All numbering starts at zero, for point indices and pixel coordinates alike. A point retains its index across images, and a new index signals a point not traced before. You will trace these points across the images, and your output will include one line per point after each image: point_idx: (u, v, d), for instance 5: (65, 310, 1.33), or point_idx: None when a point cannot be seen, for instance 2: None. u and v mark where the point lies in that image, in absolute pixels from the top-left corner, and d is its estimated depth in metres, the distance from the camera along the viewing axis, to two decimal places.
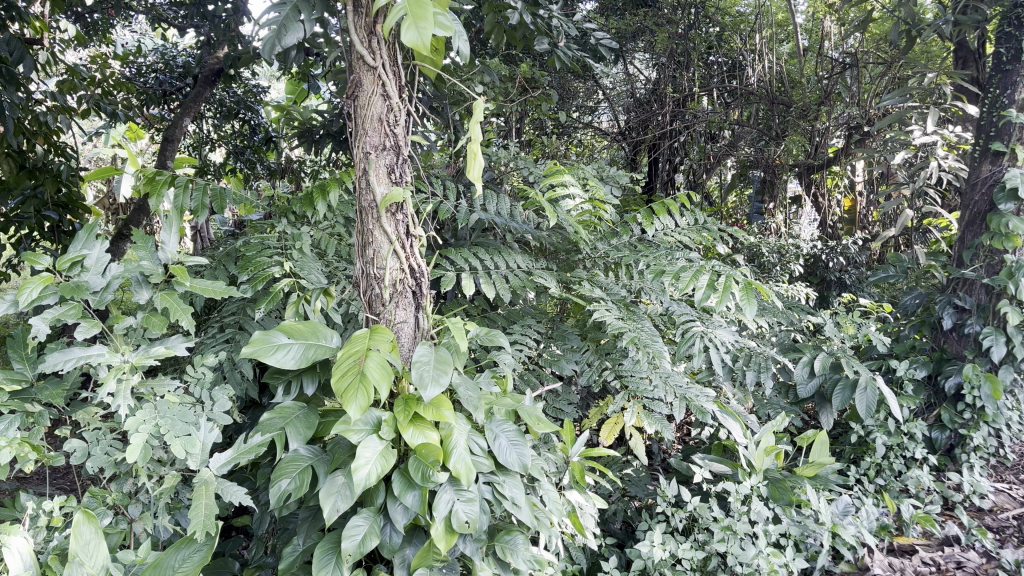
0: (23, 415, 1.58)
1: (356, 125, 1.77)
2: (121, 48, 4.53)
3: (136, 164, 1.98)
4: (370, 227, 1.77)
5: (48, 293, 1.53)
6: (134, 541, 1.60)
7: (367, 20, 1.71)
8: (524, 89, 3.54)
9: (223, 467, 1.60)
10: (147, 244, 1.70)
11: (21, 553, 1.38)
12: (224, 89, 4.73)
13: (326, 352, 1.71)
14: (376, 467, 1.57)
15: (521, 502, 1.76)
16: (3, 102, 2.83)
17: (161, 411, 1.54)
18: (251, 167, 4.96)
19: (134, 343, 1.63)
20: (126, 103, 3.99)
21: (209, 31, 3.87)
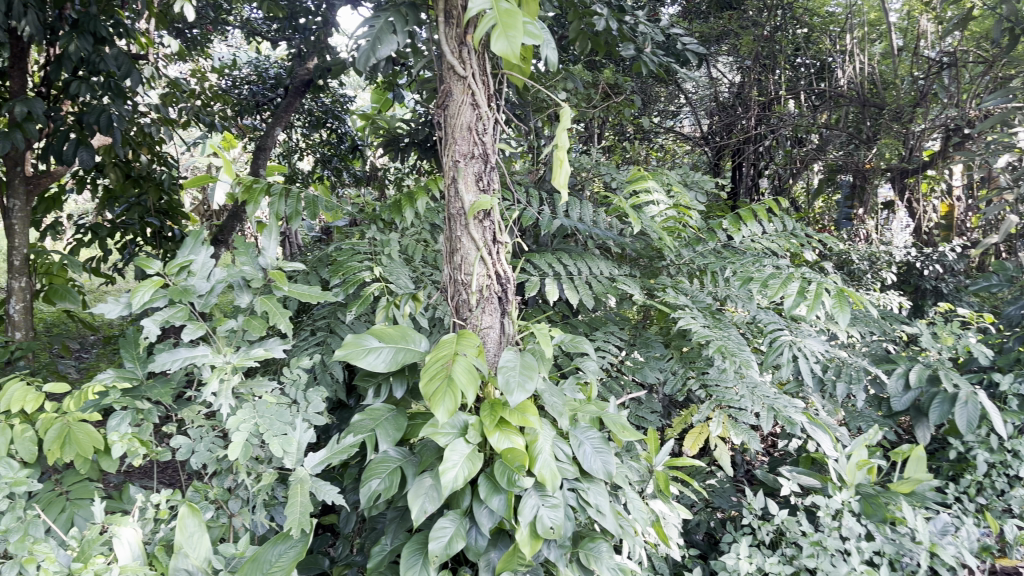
0: (134, 412, 1.67)
1: (446, 133, 1.80)
2: (218, 62, 4.74)
3: (231, 172, 2.07)
4: (458, 233, 1.80)
5: (159, 297, 1.61)
6: (233, 535, 1.67)
7: (458, 30, 1.75)
8: (606, 95, 3.52)
9: (317, 466, 1.65)
10: (248, 250, 1.77)
11: (130, 544, 1.46)
12: (313, 99, 4.95)
13: (414, 356, 1.75)
14: (463, 471, 1.59)
15: (606, 510, 1.75)
16: (112, 113, 2.98)
17: (260, 411, 1.60)
18: (337, 175, 5.09)
19: (235, 345, 1.70)
20: (221, 113, 4.16)
21: (300, 44, 4.03)
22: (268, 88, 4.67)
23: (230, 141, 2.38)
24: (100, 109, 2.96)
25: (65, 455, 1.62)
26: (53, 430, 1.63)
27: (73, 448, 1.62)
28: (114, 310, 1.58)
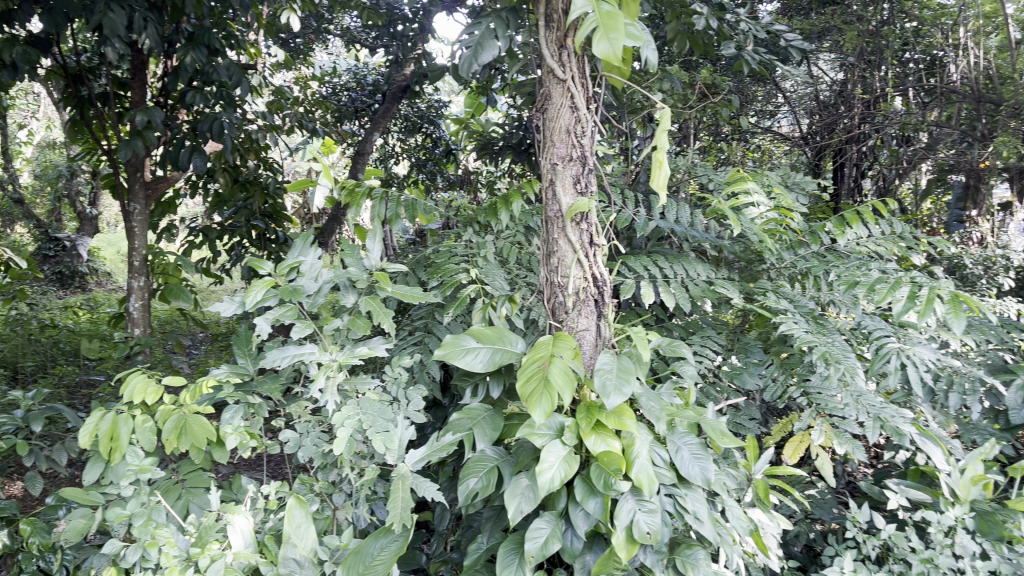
0: (246, 406, 1.75)
1: (544, 136, 1.82)
2: (319, 70, 4.90)
3: (329, 176, 2.13)
4: (556, 236, 1.81)
5: (271, 296, 1.68)
6: (337, 528, 1.72)
7: (558, 34, 1.77)
8: (703, 95, 3.46)
9: (417, 463, 1.68)
10: (354, 252, 1.82)
11: (242, 532, 1.53)
12: (409, 104, 5.12)
13: (511, 357, 1.76)
14: (560, 472, 1.59)
15: (704, 518, 1.72)
16: (223, 121, 3.13)
17: (363, 408, 1.66)
18: (432, 179, 5.17)
19: (340, 343, 1.76)
20: (323, 119, 4.30)
21: (398, 51, 4.12)
22: (367, 95, 4.79)
23: (328, 146, 2.46)
24: (213, 118, 3.12)
25: (182, 445, 1.71)
26: (171, 422, 1.72)
27: (189, 438, 1.71)
28: (230, 308, 1.66)
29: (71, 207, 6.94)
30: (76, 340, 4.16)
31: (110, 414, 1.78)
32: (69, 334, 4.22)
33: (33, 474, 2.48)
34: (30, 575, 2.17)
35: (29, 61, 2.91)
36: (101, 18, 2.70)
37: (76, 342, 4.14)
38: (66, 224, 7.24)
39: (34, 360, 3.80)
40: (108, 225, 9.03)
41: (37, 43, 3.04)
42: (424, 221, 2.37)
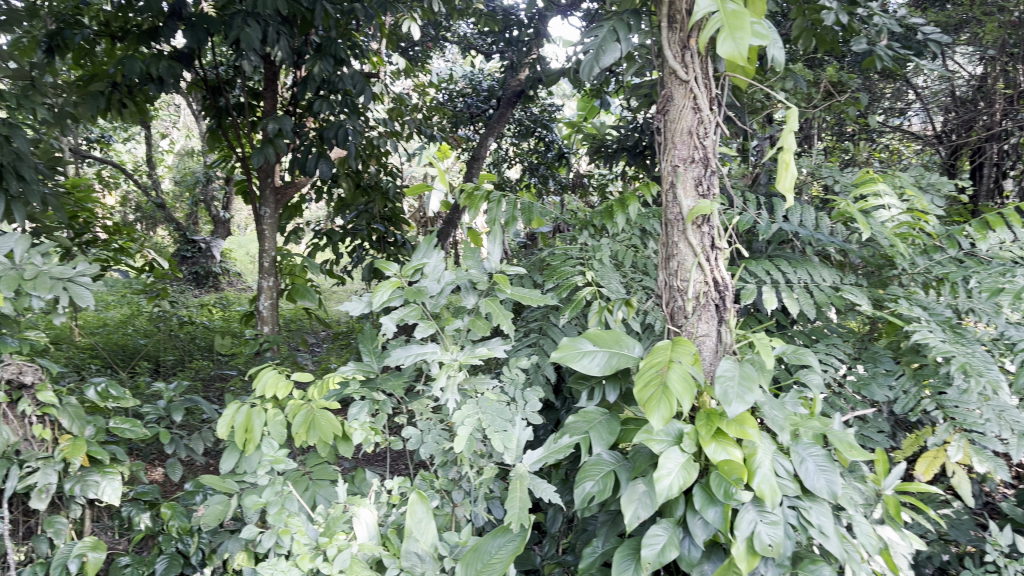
0: (371, 402, 1.82)
1: (665, 138, 1.80)
2: (436, 77, 5.02)
3: (444, 181, 2.22)
4: (676, 239, 1.78)
5: (396, 297, 1.74)
6: (456, 524, 1.76)
7: (681, 35, 1.75)
8: (828, 93, 3.32)
9: (534, 464, 1.70)
10: (474, 254, 1.86)
11: (367, 524, 1.59)
12: (522, 109, 5.17)
13: (629, 361, 1.75)
14: (678, 479, 1.56)
15: (830, 533, 1.65)
16: (348, 128, 3.26)
17: (482, 407, 1.68)
18: (544, 183, 5.19)
19: (460, 343, 1.79)
20: (439, 125, 4.41)
21: (513, 57, 4.17)
22: (482, 100, 4.87)
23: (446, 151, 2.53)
24: (338, 125, 3.25)
25: (310, 438, 1.79)
26: (300, 416, 1.80)
27: (317, 432, 1.79)
28: (357, 308, 1.73)
29: (206, 212, 7.38)
30: (210, 336, 4.43)
31: (245, 407, 1.89)
32: (204, 330, 4.50)
33: (175, 460, 2.65)
34: (170, 555, 2.35)
35: (174, 75, 3.12)
36: (239, 32, 2.86)
37: (210, 338, 4.41)
38: (202, 228, 7.71)
39: (174, 354, 4.08)
40: (239, 228, 9.54)
41: (181, 58, 3.26)
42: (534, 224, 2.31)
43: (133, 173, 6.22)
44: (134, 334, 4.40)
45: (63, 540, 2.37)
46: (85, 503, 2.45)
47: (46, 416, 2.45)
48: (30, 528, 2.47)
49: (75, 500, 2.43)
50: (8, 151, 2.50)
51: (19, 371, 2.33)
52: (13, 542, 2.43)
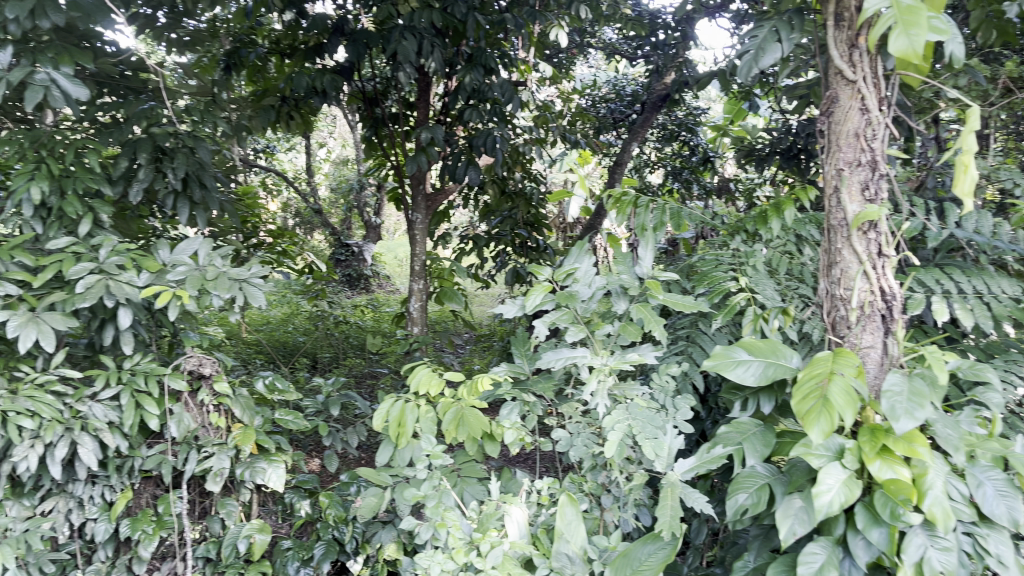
0: (521, 403, 1.86)
1: (830, 141, 1.73)
2: (581, 83, 5.04)
3: (583, 187, 2.41)
4: (839, 246, 1.71)
5: (548, 300, 1.79)
6: (605, 529, 1.77)
7: (849, 33, 1.68)
8: (1007, 89, 3.06)
9: (686, 473, 1.68)
10: (626, 259, 1.87)
11: (518, 523, 1.62)
12: (667, 113, 5.09)
13: (786, 372, 1.68)
14: (839, 497, 1.50)
15: (1011, 564, 1.54)
16: (496, 135, 3.32)
17: (633, 413, 1.68)
18: (688, 188, 5.08)
19: (611, 348, 1.80)
20: (584, 130, 4.42)
21: (660, 60, 4.12)
22: (626, 105, 4.84)
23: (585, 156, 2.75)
24: (486, 133, 3.32)
25: (460, 435, 1.85)
26: (450, 413, 1.87)
27: (467, 429, 1.84)
28: (511, 310, 1.78)
29: (359, 217, 7.74)
30: (363, 335, 4.65)
31: (400, 402, 1.98)
32: (357, 329, 4.73)
33: (331, 452, 2.80)
34: (328, 542, 2.48)
35: (336, 88, 3.31)
36: (397, 46, 3.00)
37: (363, 337, 4.62)
38: (355, 233, 8.08)
39: (330, 352, 4.33)
40: (388, 233, 9.94)
41: (343, 72, 3.45)
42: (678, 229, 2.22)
43: (294, 181, 6.62)
44: (295, 332, 4.69)
45: (233, 521, 2.55)
46: (253, 488, 2.63)
47: (221, 406, 2.65)
48: (205, 508, 2.68)
49: (244, 485, 2.61)
50: (193, 160, 2.74)
51: (199, 363, 2.54)
52: (191, 521, 2.64)
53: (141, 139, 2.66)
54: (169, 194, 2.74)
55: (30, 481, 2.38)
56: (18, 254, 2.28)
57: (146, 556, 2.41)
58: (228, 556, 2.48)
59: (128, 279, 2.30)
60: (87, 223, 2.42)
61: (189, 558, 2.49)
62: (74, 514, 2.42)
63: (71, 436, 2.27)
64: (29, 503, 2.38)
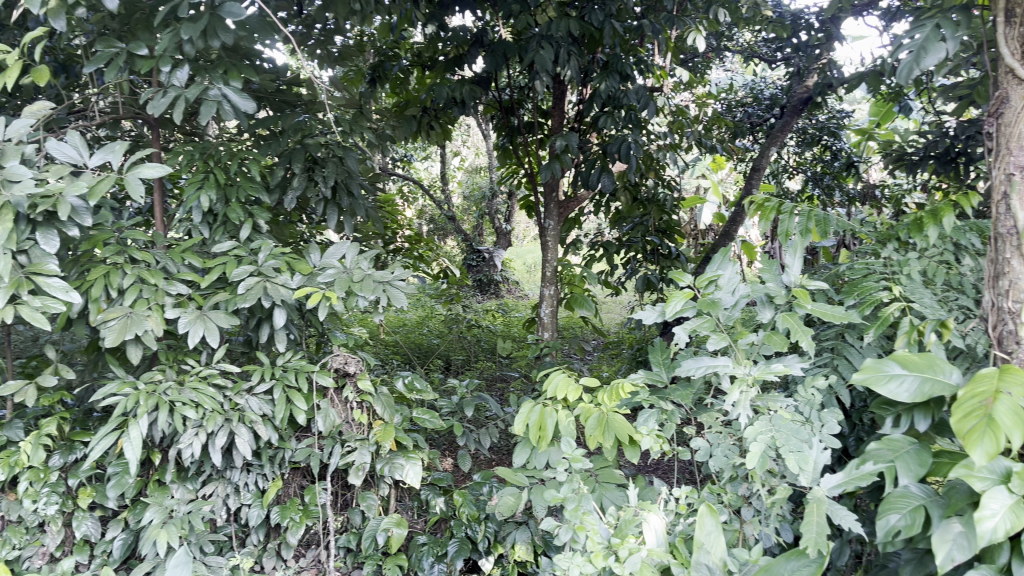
0: (659, 411, 1.87)
1: (999, 144, 1.64)
2: (717, 87, 4.95)
3: (716, 195, 2.49)
4: (1008, 256, 1.61)
5: (689, 307, 1.78)
6: (744, 542, 1.73)
7: (1022, 30, 1.60)
8: None
9: (834, 489, 1.62)
10: (772, 268, 1.83)
11: (656, 531, 1.62)
12: (808, 118, 4.91)
13: (945, 389, 1.59)
14: (1005, 523, 1.39)
15: None
16: (630, 142, 3.29)
17: (776, 425, 1.63)
18: (830, 194, 4.86)
19: (753, 358, 1.76)
20: (719, 135, 4.32)
21: (802, 62, 3.99)
22: (764, 110, 4.71)
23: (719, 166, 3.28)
24: (621, 139, 3.30)
25: (606, 440, 1.84)
26: (593, 419, 1.87)
27: (612, 434, 1.84)
28: (651, 316, 1.82)
29: (490, 224, 7.89)
30: (493, 339, 4.74)
31: (538, 406, 2.05)
32: (488, 333, 4.82)
33: (464, 452, 2.89)
34: (461, 540, 2.55)
35: (474, 97, 3.41)
36: (535, 55, 3.05)
37: (494, 341, 4.71)
38: (486, 239, 8.26)
39: (463, 354, 4.46)
40: (518, 240, 10.07)
41: (481, 82, 3.55)
42: (819, 237, 2.11)
43: (429, 189, 6.84)
44: (429, 334, 4.86)
45: (373, 515, 2.66)
46: (391, 483, 2.74)
47: (363, 402, 2.77)
48: (347, 500, 2.81)
49: (383, 480, 2.72)
50: (342, 169, 2.89)
51: (345, 362, 2.67)
52: (334, 511, 2.77)
53: (295, 150, 2.84)
54: (320, 202, 2.91)
55: (193, 467, 2.57)
56: (187, 257, 2.47)
57: (293, 542, 2.56)
58: (367, 547, 2.59)
59: (283, 281, 2.45)
60: (247, 228, 2.60)
61: (332, 546, 2.62)
62: (230, 499, 2.59)
63: (230, 426, 2.42)
64: (190, 489, 2.57)
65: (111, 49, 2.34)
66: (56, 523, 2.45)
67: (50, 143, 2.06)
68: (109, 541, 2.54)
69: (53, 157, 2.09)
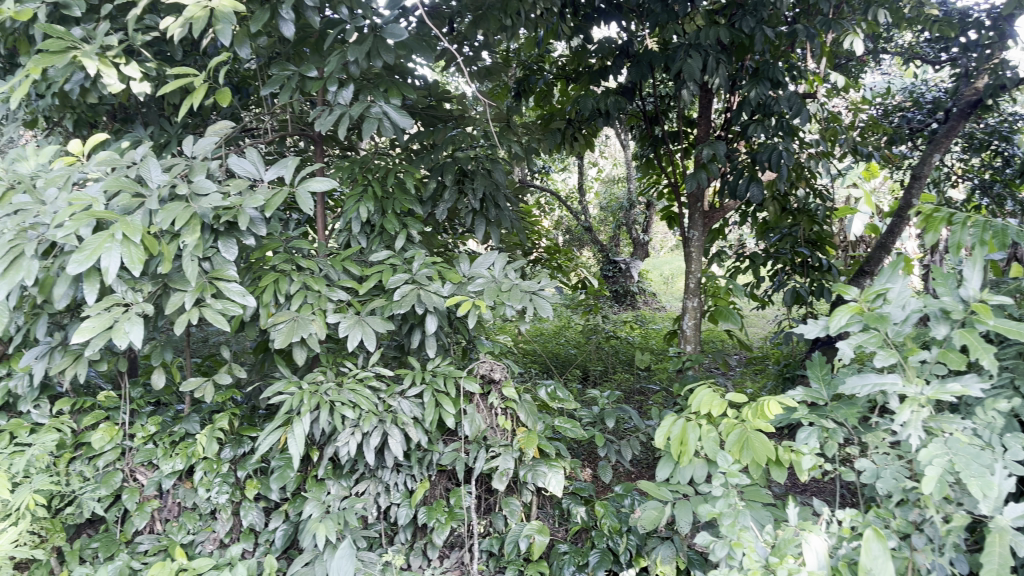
0: (819, 429, 1.82)
1: None
2: (872, 92, 4.74)
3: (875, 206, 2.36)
4: None
5: (855, 322, 1.74)
6: (915, 571, 1.63)
7: None
8: None
9: (1018, 520, 1.50)
10: (948, 281, 1.73)
11: (817, 553, 1.56)
12: (975, 121, 4.60)
13: None
14: None
15: None
16: (781, 150, 3.18)
17: (953, 448, 1.54)
18: (1001, 202, 4.52)
19: (925, 376, 1.67)
20: (875, 141, 4.11)
21: (970, 62, 3.75)
22: (925, 114, 4.44)
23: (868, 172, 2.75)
24: (771, 148, 3.20)
25: (743, 458, 1.84)
26: (734, 435, 1.88)
27: (750, 453, 1.83)
28: (814, 330, 1.77)
29: (627, 234, 7.86)
30: (631, 351, 4.72)
31: (681, 420, 2.05)
32: (627, 345, 4.79)
33: (605, 463, 2.89)
34: (603, 551, 2.54)
35: (619, 108, 3.42)
36: (682, 64, 3.02)
37: (631, 353, 4.69)
38: (623, 250, 8.22)
39: (600, 366, 4.43)
40: (654, 250, 9.95)
41: (625, 93, 3.57)
42: (998, 248, 1.97)
43: (566, 201, 6.90)
44: (566, 345, 4.89)
45: (515, 520, 2.69)
46: (534, 490, 2.77)
47: (508, 409, 2.82)
48: (490, 505, 2.85)
49: (526, 486, 2.75)
50: (490, 182, 2.97)
51: (491, 368, 2.74)
52: (477, 515, 2.82)
53: (446, 163, 2.96)
54: (469, 213, 3.00)
55: (348, 464, 2.70)
56: (348, 265, 2.62)
57: (439, 542, 2.60)
58: (509, 552, 2.62)
59: (435, 288, 2.53)
60: (401, 238, 2.72)
61: (476, 549, 2.66)
62: (381, 497, 2.69)
63: (383, 428, 2.52)
64: (345, 486, 2.71)
65: (285, 72, 2.54)
66: (226, 511, 2.63)
67: (232, 159, 2.23)
68: (271, 531, 2.69)
69: (234, 171, 2.26)
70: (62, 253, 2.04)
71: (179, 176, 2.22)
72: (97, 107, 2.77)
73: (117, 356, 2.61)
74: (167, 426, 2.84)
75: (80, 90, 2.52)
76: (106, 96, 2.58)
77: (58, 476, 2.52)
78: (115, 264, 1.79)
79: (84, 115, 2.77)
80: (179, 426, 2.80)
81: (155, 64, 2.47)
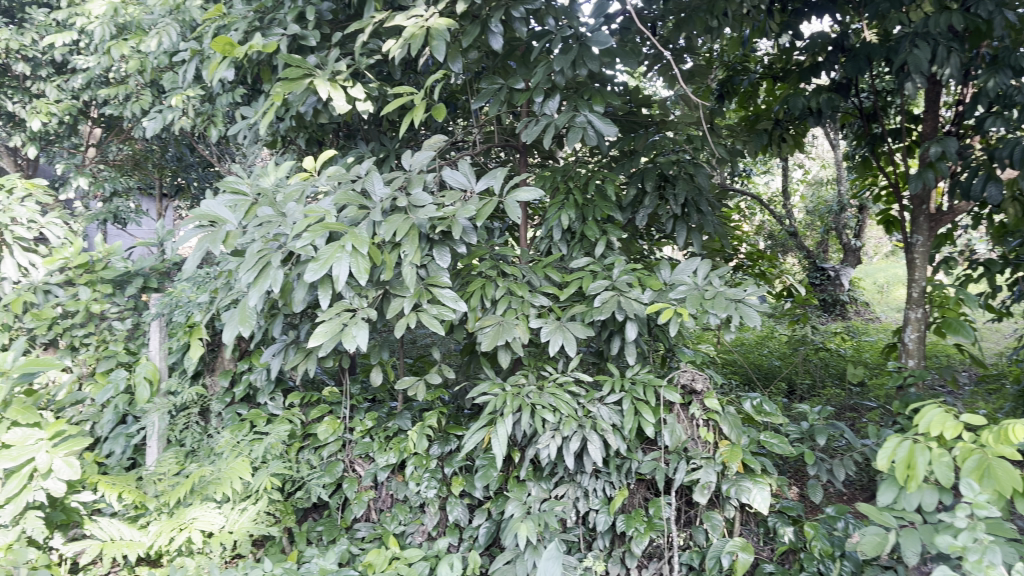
0: None
1: None
2: None
3: None
4: None
5: None
6: None
7: None
8: None
9: None
10: None
11: None
12: None
13: None
14: None
15: None
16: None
17: None
18: None
19: None
20: None
21: None
22: None
23: None
24: (1013, 142, 2.85)
25: (984, 487, 1.67)
26: (972, 461, 1.71)
27: (991, 482, 1.66)
28: None
29: (837, 239, 7.39)
30: (843, 364, 4.43)
31: (908, 441, 1.89)
32: (838, 357, 4.49)
33: (816, 482, 2.74)
34: (811, 575, 2.41)
35: (832, 106, 3.21)
36: (907, 56, 2.78)
37: (843, 366, 4.40)
38: (832, 255, 7.76)
39: (808, 379, 4.21)
40: (868, 254, 9.32)
41: (839, 90, 3.35)
42: None
43: (769, 204, 6.62)
44: (770, 356, 4.69)
45: (717, 535, 2.60)
46: (738, 506, 2.66)
47: (710, 421, 2.74)
48: (690, 518, 2.75)
49: (729, 501, 2.65)
50: (692, 187, 2.90)
51: (692, 378, 2.69)
52: (676, 527, 2.73)
53: (647, 169, 2.94)
54: (671, 218, 2.95)
55: (548, 467, 2.73)
56: (549, 272, 2.67)
57: (638, 552, 2.56)
58: (711, 567, 2.53)
59: (635, 295, 2.49)
60: (602, 245, 2.73)
61: (675, 562, 2.60)
62: (580, 502, 2.69)
63: (583, 432, 2.52)
64: (545, 488, 2.74)
65: (494, 85, 2.66)
66: (434, 505, 2.76)
67: (446, 172, 2.35)
68: (475, 528, 2.78)
69: (447, 183, 2.37)
70: (299, 261, 2.24)
71: (398, 188, 2.37)
72: (325, 127, 3.03)
73: (341, 354, 2.83)
74: (382, 421, 3.03)
75: (313, 112, 2.77)
76: (334, 116, 2.81)
77: (290, 463, 2.79)
78: (345, 272, 1.94)
79: (315, 134, 3.05)
80: (393, 422, 2.99)
81: (377, 84, 2.67)
